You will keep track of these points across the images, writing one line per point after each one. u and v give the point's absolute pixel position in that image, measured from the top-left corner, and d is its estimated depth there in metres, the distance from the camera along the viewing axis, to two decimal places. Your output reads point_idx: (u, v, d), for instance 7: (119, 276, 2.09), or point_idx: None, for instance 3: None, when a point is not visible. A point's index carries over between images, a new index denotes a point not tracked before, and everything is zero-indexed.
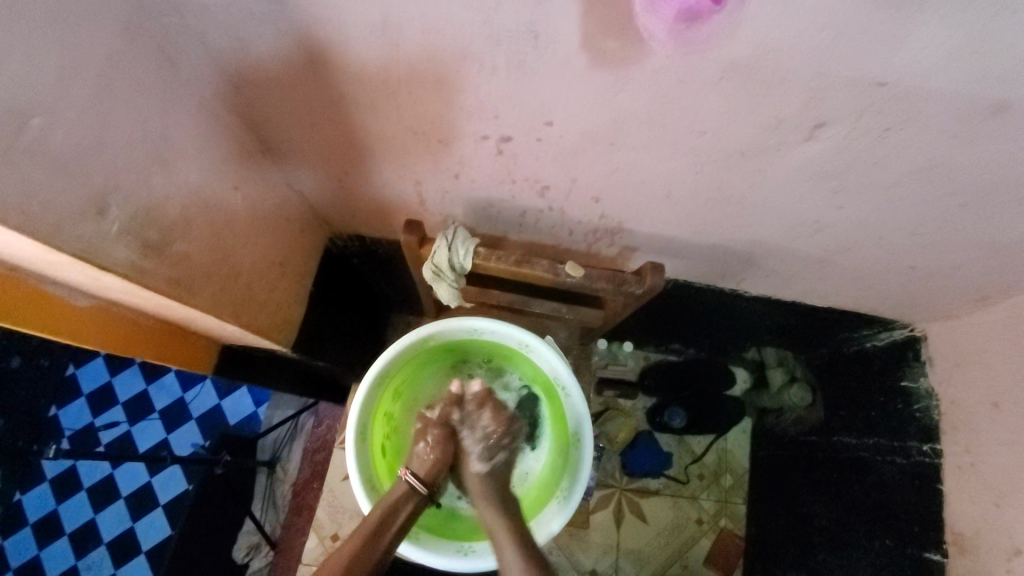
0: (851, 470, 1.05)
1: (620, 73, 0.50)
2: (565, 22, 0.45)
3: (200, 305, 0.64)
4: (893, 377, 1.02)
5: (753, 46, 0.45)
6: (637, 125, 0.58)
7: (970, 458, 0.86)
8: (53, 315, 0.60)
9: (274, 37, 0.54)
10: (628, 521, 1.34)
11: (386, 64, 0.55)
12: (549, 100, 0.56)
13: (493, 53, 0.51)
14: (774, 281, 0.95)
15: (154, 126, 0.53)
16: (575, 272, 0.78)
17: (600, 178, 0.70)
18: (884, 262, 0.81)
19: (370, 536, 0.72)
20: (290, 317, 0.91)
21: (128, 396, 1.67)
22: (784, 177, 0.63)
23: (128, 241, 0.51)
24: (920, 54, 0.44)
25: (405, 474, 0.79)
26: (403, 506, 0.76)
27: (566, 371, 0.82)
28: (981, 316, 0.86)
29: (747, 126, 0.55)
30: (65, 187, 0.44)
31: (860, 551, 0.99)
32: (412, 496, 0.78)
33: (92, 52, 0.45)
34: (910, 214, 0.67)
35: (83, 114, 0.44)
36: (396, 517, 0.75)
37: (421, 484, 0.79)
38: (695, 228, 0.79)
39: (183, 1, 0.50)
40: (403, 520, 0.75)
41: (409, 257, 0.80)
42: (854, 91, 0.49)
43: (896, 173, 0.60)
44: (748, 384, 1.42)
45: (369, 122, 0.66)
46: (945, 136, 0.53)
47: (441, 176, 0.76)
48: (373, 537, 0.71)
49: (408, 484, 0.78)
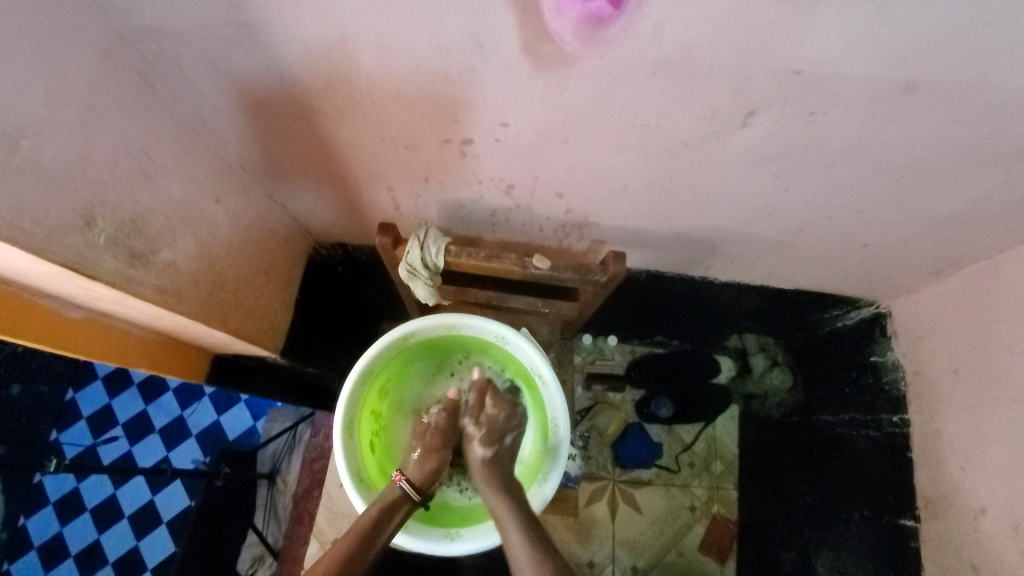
0: (830, 446, 1.09)
1: (559, 74, 0.55)
2: (504, 30, 0.50)
3: (188, 312, 0.68)
4: (863, 353, 1.05)
5: (676, 43, 0.49)
6: (586, 122, 0.62)
7: (934, 424, 0.87)
8: (50, 327, 0.64)
9: (243, 58, 0.58)
10: (622, 512, 1.37)
11: (348, 77, 0.59)
12: (501, 102, 0.61)
13: (444, 62, 0.55)
14: (739, 265, 0.99)
15: (136, 145, 0.57)
16: (542, 264, 0.83)
17: (560, 174, 0.74)
18: (838, 242, 0.86)
19: (364, 535, 0.74)
20: (278, 323, 0.95)
21: (129, 417, 1.69)
22: (729, 163, 0.68)
23: (115, 252, 0.55)
24: (828, 43, 0.48)
25: (397, 480, 0.82)
26: (397, 510, 0.79)
27: (541, 361, 0.86)
28: (934, 288, 0.89)
29: (685, 117, 0.60)
30: (55, 202, 0.48)
31: (843, 524, 1.01)
32: (404, 501, 0.80)
33: (74, 79, 0.49)
34: (851, 193, 0.72)
35: (67, 135, 0.49)
36: (390, 519, 0.78)
37: (412, 489, 0.82)
38: (656, 218, 0.83)
39: (156, 28, 0.54)
40: (395, 524, 0.78)
41: (387, 259, 0.85)
42: (775, 80, 0.53)
43: (829, 154, 0.64)
44: (734, 372, 1.45)
45: (338, 133, 0.70)
46: (866, 117, 0.57)
47: (412, 181, 0.80)
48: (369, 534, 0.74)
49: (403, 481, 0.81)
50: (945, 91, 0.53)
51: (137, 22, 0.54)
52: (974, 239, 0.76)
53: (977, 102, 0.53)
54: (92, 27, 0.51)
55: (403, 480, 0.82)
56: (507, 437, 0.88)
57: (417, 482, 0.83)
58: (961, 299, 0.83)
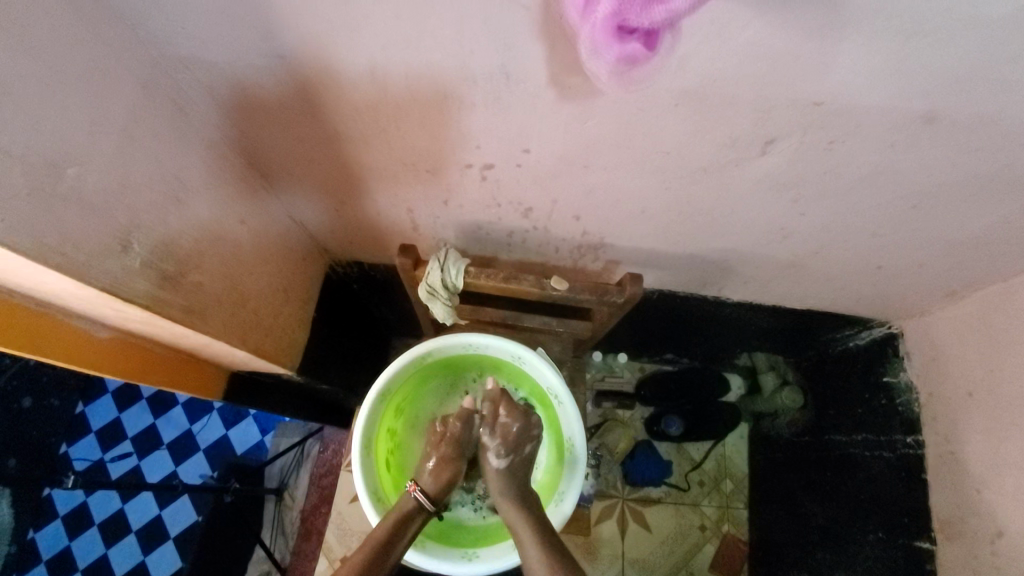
0: (843, 467, 1.08)
1: (584, 104, 0.56)
2: (531, 63, 0.51)
3: (213, 330, 0.69)
4: (876, 373, 1.06)
5: (699, 75, 0.51)
6: (606, 149, 0.64)
7: (950, 447, 0.87)
8: (80, 348, 0.66)
9: (277, 86, 0.59)
10: (633, 531, 1.35)
11: (376, 105, 0.61)
12: (526, 130, 0.62)
13: (471, 91, 0.57)
14: (752, 286, 1.00)
15: (170, 170, 0.59)
16: (559, 285, 0.84)
17: (579, 198, 0.75)
18: (852, 264, 0.86)
19: (379, 545, 0.75)
20: (296, 341, 0.96)
21: (138, 430, 1.70)
22: (747, 189, 0.69)
23: (147, 274, 0.56)
24: (848, 77, 0.50)
25: (412, 490, 0.82)
26: (411, 520, 0.80)
27: (556, 379, 0.87)
28: (949, 310, 0.90)
29: (706, 145, 0.61)
30: (95, 227, 0.49)
31: (858, 545, 1.00)
32: (421, 510, 0.81)
33: (116, 108, 0.51)
34: (867, 218, 0.73)
35: (108, 162, 0.50)
36: (405, 531, 0.78)
37: (427, 500, 0.82)
38: (672, 240, 0.85)
39: (193, 58, 0.56)
40: (410, 535, 0.79)
41: (405, 279, 0.86)
42: (795, 110, 0.55)
43: (845, 181, 0.65)
44: (743, 391, 1.46)
45: (363, 157, 0.72)
46: (883, 146, 0.59)
47: (431, 204, 0.81)
48: (384, 548, 0.75)
49: (415, 496, 0.82)
50: (962, 122, 0.54)
51: (176, 52, 0.56)
52: (990, 262, 0.77)
53: (994, 133, 0.55)
54: (134, 59, 0.53)
55: (419, 491, 0.82)
56: (524, 447, 0.88)
57: (432, 492, 0.84)
58: (977, 322, 0.84)
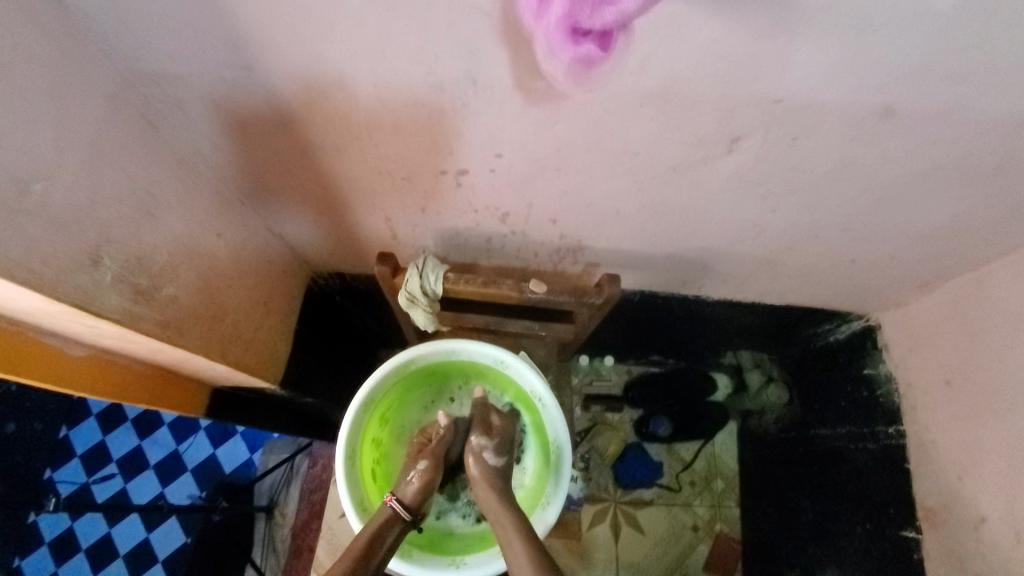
0: (829, 460, 1.09)
1: (551, 107, 0.57)
2: (496, 68, 0.52)
3: (191, 345, 0.68)
4: (857, 366, 1.07)
5: (663, 77, 0.52)
6: (577, 151, 0.64)
7: (930, 435, 0.88)
8: (55, 366, 0.65)
9: (243, 97, 0.60)
10: (625, 534, 1.35)
11: (347, 113, 0.61)
12: (496, 134, 0.63)
13: (440, 97, 0.57)
14: (731, 284, 1.01)
15: (141, 184, 0.59)
16: (537, 288, 0.84)
17: (554, 201, 0.76)
18: (825, 259, 0.88)
19: (360, 556, 0.73)
20: (278, 353, 0.95)
21: (123, 453, 1.67)
22: (719, 187, 0.70)
23: (120, 289, 0.56)
24: (804, 73, 0.51)
25: (389, 500, 0.81)
26: (388, 532, 0.78)
27: (540, 383, 0.87)
28: (922, 301, 0.91)
29: (674, 144, 0.62)
30: (63, 242, 0.49)
31: (846, 537, 1.01)
32: (395, 525, 0.79)
33: (83, 124, 0.51)
34: (837, 212, 0.74)
35: (75, 178, 0.50)
36: (383, 542, 0.76)
37: (404, 510, 0.80)
38: (649, 240, 0.85)
39: (161, 72, 0.56)
40: (388, 546, 0.77)
41: (386, 288, 0.86)
42: (756, 107, 0.56)
43: (812, 177, 0.67)
44: (729, 389, 1.41)
45: (338, 167, 0.72)
46: (845, 141, 0.60)
47: (409, 211, 0.82)
48: (362, 558, 0.73)
49: (392, 511, 0.80)
50: (918, 114, 0.55)
51: (145, 67, 0.56)
52: (958, 251, 0.78)
53: (949, 124, 0.56)
54: (100, 75, 0.53)
55: (396, 500, 0.81)
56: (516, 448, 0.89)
57: (409, 501, 0.82)
58: (949, 311, 0.85)
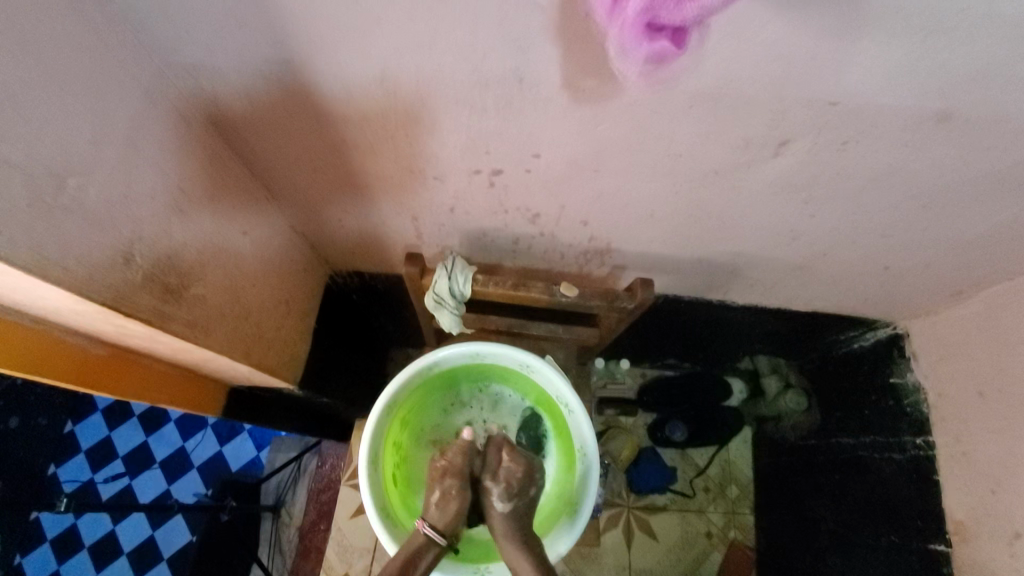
0: (852, 469, 1.08)
1: (599, 107, 0.55)
2: (546, 66, 0.50)
3: (216, 345, 0.67)
4: (882, 375, 1.05)
5: (716, 76, 0.50)
6: (617, 153, 0.63)
7: (961, 447, 0.86)
8: (75, 366, 0.63)
9: (276, 93, 0.58)
10: (638, 540, 1.32)
11: (384, 111, 0.59)
12: (537, 134, 0.61)
13: (482, 95, 0.56)
14: (758, 289, 1.00)
15: (173, 180, 0.57)
16: (569, 292, 0.83)
17: (587, 203, 0.74)
18: (859, 265, 0.86)
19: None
20: (297, 354, 0.93)
21: (128, 449, 1.65)
22: (759, 191, 0.68)
23: (150, 288, 0.54)
24: (866, 75, 0.49)
25: (423, 526, 0.78)
26: (422, 557, 0.75)
27: (566, 388, 0.85)
28: (955, 311, 0.90)
29: (719, 147, 0.61)
30: (96, 239, 0.47)
31: (869, 549, 0.99)
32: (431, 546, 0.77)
33: (119, 116, 0.49)
34: (877, 219, 0.73)
35: (111, 173, 0.48)
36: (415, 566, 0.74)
37: (437, 534, 0.78)
38: (680, 243, 0.84)
39: (197, 66, 0.55)
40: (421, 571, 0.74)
41: (412, 289, 0.84)
42: (810, 110, 0.54)
43: (857, 181, 0.65)
44: (745, 395, 1.43)
45: (368, 165, 0.70)
46: (897, 147, 0.58)
47: (437, 211, 0.80)
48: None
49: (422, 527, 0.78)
50: (976, 120, 0.54)
51: (181, 60, 0.54)
52: (996, 261, 0.77)
53: (1005, 131, 0.54)
54: (138, 68, 0.52)
55: (427, 526, 0.78)
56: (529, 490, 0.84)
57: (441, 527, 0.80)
58: (984, 321, 0.83)
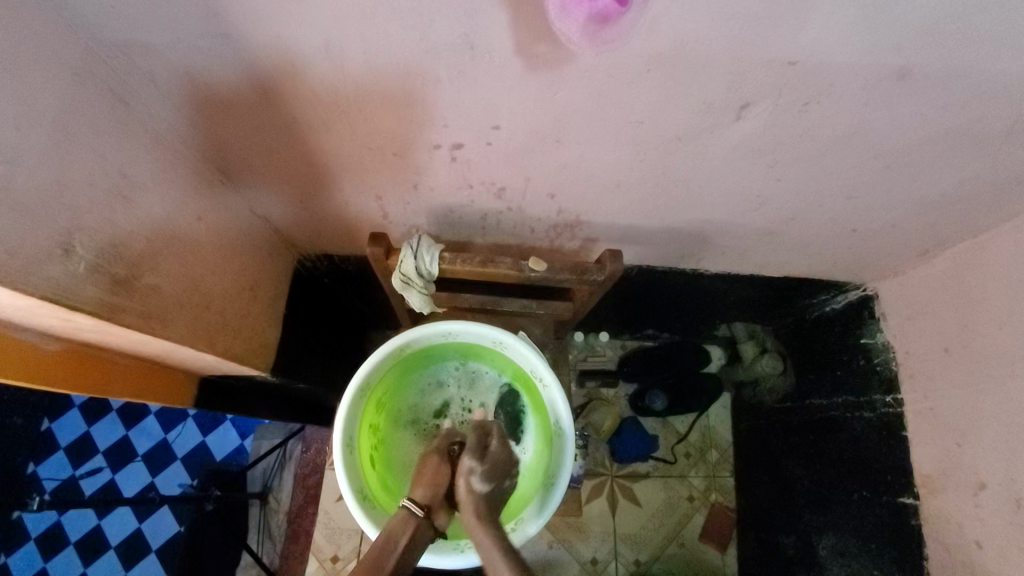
0: (824, 428, 1.10)
1: (554, 73, 0.54)
2: (497, 31, 0.49)
3: (175, 335, 0.65)
4: (853, 336, 1.07)
5: (673, 38, 0.49)
6: (578, 121, 0.61)
7: (927, 403, 0.88)
8: (30, 364, 0.61)
9: (218, 68, 0.55)
10: (622, 507, 1.36)
11: (334, 83, 0.57)
12: (494, 106, 0.59)
13: (435, 65, 0.54)
14: (729, 256, 1.00)
15: (112, 164, 0.55)
16: (538, 266, 0.82)
17: (552, 174, 0.73)
18: (826, 228, 0.86)
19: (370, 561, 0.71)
20: (268, 340, 0.92)
21: (108, 443, 1.63)
22: (724, 156, 0.68)
23: (96, 279, 0.52)
24: (823, 32, 0.48)
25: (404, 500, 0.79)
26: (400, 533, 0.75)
27: (542, 365, 0.84)
28: (920, 270, 0.91)
29: (681, 113, 0.59)
30: (29, 230, 0.45)
31: (842, 504, 1.02)
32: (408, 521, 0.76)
33: (43, 98, 0.46)
34: (842, 182, 0.73)
35: (39, 161, 0.46)
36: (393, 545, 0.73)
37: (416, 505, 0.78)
38: (649, 213, 0.83)
39: (130, 42, 0.52)
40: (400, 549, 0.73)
41: (378, 269, 0.83)
42: (770, 71, 0.53)
43: (821, 143, 0.64)
44: (723, 360, 1.46)
45: (323, 141, 0.68)
46: (857, 106, 0.58)
47: (400, 189, 0.78)
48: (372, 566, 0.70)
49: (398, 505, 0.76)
50: (934, 77, 0.53)
51: (109, 35, 0.51)
52: (960, 219, 0.77)
53: (963, 86, 0.54)
54: (64, 47, 0.49)
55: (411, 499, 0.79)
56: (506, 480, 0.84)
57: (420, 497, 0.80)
58: (948, 279, 0.84)
